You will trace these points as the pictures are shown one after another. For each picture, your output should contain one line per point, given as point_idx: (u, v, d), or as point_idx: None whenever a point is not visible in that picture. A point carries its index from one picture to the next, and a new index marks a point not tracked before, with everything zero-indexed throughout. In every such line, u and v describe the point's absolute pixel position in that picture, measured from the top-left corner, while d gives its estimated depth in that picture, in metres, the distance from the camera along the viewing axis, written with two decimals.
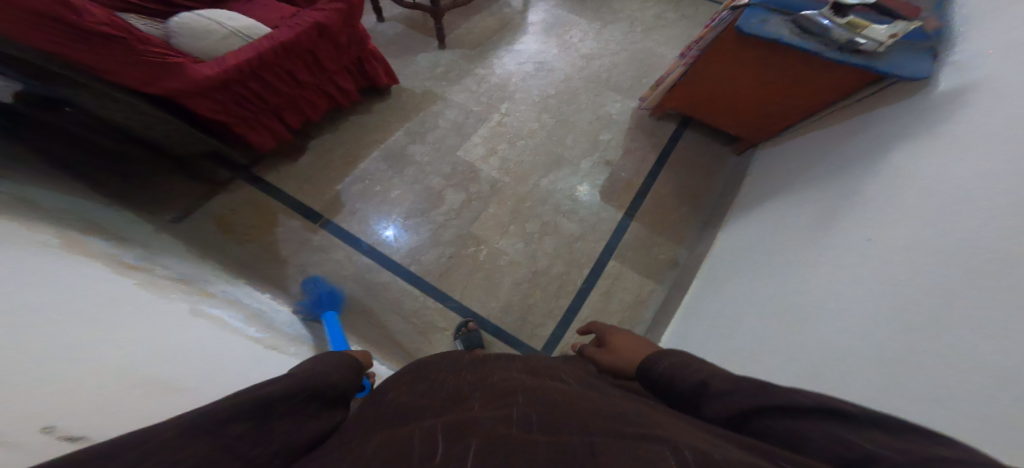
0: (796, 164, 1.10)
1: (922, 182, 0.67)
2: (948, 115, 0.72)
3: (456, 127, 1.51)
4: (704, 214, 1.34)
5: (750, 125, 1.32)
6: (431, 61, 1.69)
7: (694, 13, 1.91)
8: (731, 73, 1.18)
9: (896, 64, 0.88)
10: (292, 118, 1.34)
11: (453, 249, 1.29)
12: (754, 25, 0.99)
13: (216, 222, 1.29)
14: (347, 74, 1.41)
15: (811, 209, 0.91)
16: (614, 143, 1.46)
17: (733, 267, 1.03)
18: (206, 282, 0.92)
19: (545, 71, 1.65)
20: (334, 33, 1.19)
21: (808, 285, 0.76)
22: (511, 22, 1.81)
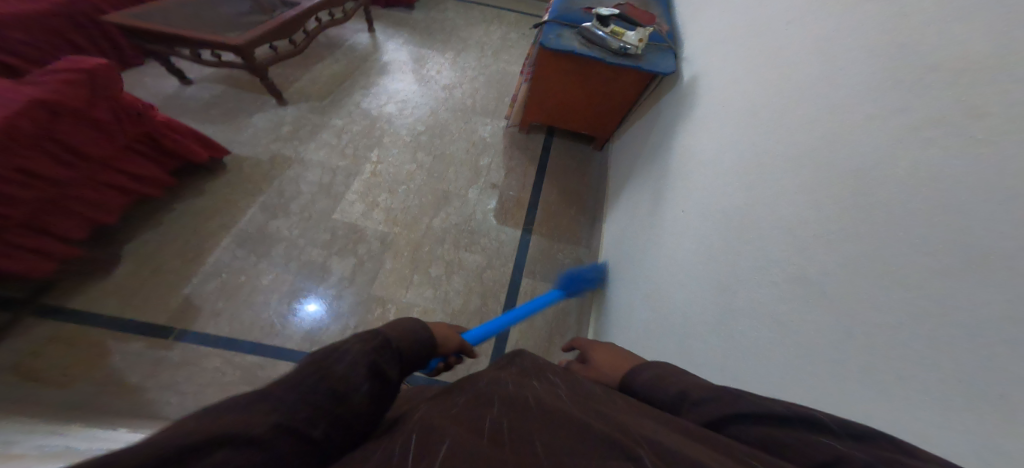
0: (636, 149, 1.23)
1: (715, 149, 0.77)
2: (715, 86, 0.85)
3: (325, 187, 1.38)
4: (591, 211, 1.43)
5: (585, 126, 1.47)
6: (273, 121, 1.52)
7: (531, 31, 2.08)
8: (552, 85, 1.30)
9: (656, 63, 1.08)
10: (78, 228, 1.05)
11: (356, 318, 1.15)
12: (552, 39, 1.10)
13: (13, 375, 0.93)
14: (136, 156, 1.17)
15: (656, 187, 1.01)
16: (495, 165, 1.49)
17: (620, 255, 1.11)
18: (5, 444, 0.63)
19: (409, 109, 1.62)
20: (80, 109, 0.96)
21: (669, 261, 0.84)
22: (362, 64, 1.74)
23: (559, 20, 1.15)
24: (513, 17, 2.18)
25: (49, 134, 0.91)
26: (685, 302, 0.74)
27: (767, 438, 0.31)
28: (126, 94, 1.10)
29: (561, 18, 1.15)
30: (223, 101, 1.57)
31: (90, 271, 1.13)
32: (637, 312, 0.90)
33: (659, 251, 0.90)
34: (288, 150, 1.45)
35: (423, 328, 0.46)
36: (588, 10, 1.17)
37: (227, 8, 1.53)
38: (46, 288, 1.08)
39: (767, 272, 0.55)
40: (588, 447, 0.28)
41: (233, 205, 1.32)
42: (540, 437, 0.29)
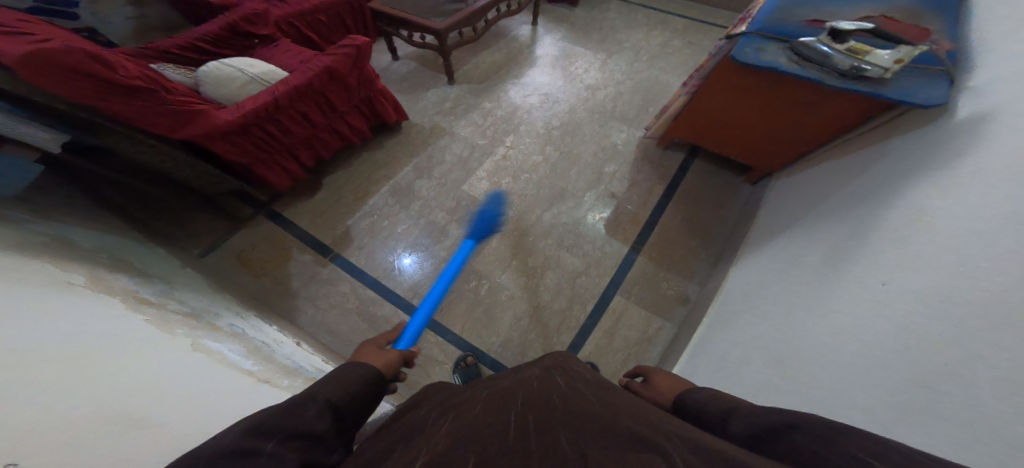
0: (811, 196, 1.05)
1: (941, 221, 0.63)
2: (973, 145, 0.68)
3: (462, 160, 1.54)
4: (716, 248, 1.27)
5: (754, 153, 1.28)
6: (440, 96, 1.75)
7: (700, 40, 1.90)
8: (729, 101, 1.16)
9: (909, 90, 0.84)
10: (306, 156, 1.47)
11: (455, 284, 1.29)
12: (752, 54, 0.97)
13: (235, 257, 1.38)
14: (358, 112, 1.53)
15: (823, 246, 0.86)
16: (619, 174, 1.44)
17: (741, 306, 0.97)
18: (214, 316, 0.99)
19: (550, 103, 1.66)
20: (344, 75, 1.34)
21: (814, 325, 0.72)
22: (518, 55, 1.85)
23: (768, 32, 1.00)
24: (680, 22, 2.01)
25: (321, 90, 1.32)
26: (823, 386, 0.62)
27: (809, 447, 0.39)
28: (371, 68, 1.45)
29: (770, 30, 1.00)
30: (407, 74, 1.88)
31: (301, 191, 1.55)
32: (749, 376, 0.78)
33: (803, 311, 0.77)
34: (441, 124, 1.66)
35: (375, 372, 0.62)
36: (810, 22, 0.98)
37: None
38: (276, 198, 1.53)
39: (972, 382, 0.45)
40: (614, 440, 0.40)
41: (391, 161, 1.60)
42: (567, 434, 0.42)
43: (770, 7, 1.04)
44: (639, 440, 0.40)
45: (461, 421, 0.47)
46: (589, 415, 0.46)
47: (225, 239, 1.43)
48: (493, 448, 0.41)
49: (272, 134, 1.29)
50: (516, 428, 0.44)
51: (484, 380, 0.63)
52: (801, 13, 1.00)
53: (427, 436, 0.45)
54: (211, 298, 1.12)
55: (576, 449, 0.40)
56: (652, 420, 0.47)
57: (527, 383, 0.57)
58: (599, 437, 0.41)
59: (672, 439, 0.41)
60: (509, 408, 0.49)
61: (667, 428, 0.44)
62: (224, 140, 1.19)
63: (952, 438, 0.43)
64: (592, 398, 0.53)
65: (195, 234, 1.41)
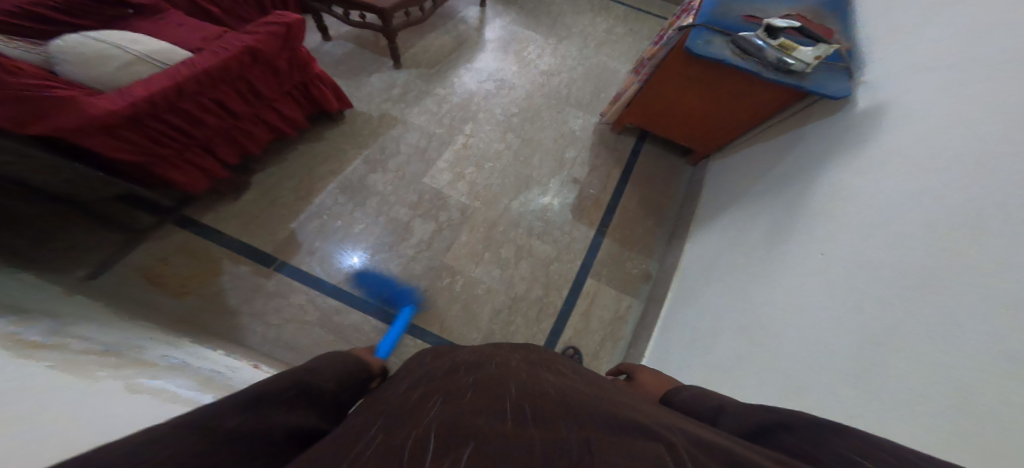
0: (747, 178, 1.19)
1: (857, 197, 0.76)
2: (873, 132, 0.82)
3: (420, 151, 1.45)
4: (669, 226, 1.38)
5: (695, 137, 1.41)
6: (387, 82, 1.62)
7: (640, 29, 2.00)
8: (675, 90, 1.25)
9: (823, 84, 0.97)
10: (227, 152, 1.26)
11: (427, 282, 1.23)
12: (699, 45, 1.05)
13: (143, 275, 1.15)
14: (290, 100, 1.35)
15: (765, 221, 0.99)
16: (579, 160, 1.48)
17: (702, 277, 1.07)
18: (141, 350, 0.81)
19: (505, 89, 1.63)
20: (269, 57, 1.16)
21: (771, 290, 0.82)
22: (467, 39, 1.77)
23: (711, 25, 1.08)
24: (622, 11, 2.09)
25: (240, 75, 1.13)
26: (785, 339, 0.72)
27: (797, 446, 0.35)
28: (302, 49, 1.27)
29: (713, 23, 1.08)
30: (346, 57, 1.70)
31: (227, 194, 1.34)
32: (719, 338, 0.87)
33: (758, 278, 0.88)
34: (391, 112, 1.54)
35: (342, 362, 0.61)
36: (748, 18, 1.10)
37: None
38: (189, 201, 1.30)
39: (898, 326, 0.55)
40: (622, 427, 0.34)
41: (338, 154, 1.45)
42: (571, 423, 0.35)
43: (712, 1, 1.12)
44: (647, 428, 0.34)
45: (444, 410, 0.39)
46: (585, 404, 0.40)
47: (121, 255, 1.17)
48: (481, 436, 0.33)
49: (178, 128, 1.07)
50: (517, 416, 0.38)
51: (470, 362, 0.56)
52: (738, 10, 1.12)
53: (408, 426, 0.36)
54: (119, 327, 0.91)
55: (580, 437, 0.33)
56: (650, 411, 0.41)
57: (518, 370, 0.51)
58: (598, 425, 0.35)
59: (680, 431, 0.35)
60: (503, 395, 0.42)
61: (648, 415, 0.39)
62: (115, 138, 0.95)
63: (891, 369, 0.53)
64: (602, 389, 0.51)
65: (78, 251, 1.14)
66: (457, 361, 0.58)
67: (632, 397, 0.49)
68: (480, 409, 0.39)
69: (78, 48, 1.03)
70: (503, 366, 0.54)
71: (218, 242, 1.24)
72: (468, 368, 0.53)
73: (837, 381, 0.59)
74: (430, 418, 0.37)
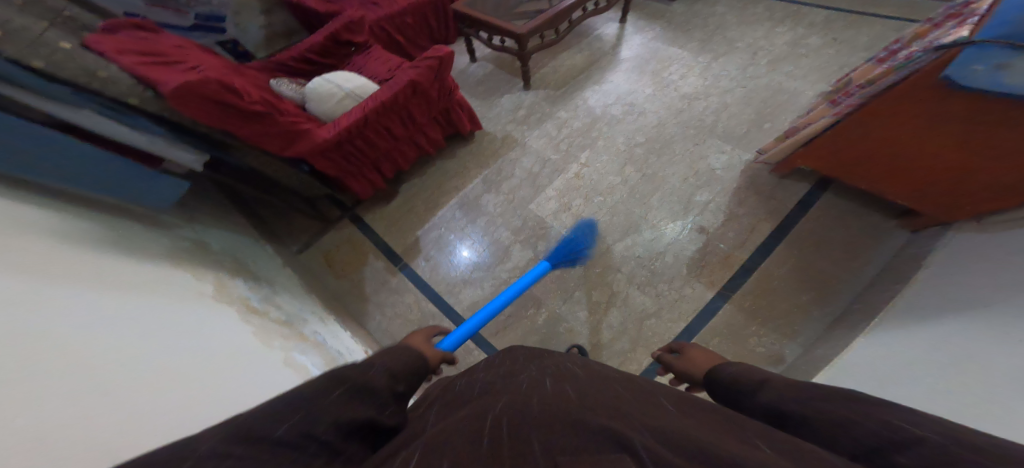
0: (988, 271, 0.76)
1: None
2: None
3: (532, 176, 1.46)
4: (833, 308, 1.01)
5: (915, 192, 1.00)
6: (515, 103, 1.67)
7: (850, 36, 1.51)
8: (892, 129, 0.91)
9: None
10: (388, 168, 1.55)
11: (511, 308, 1.21)
12: (980, 74, 0.69)
13: (323, 257, 1.52)
14: (436, 124, 1.55)
15: (1006, 339, 0.61)
16: (713, 206, 1.23)
17: (879, 351, 0.79)
18: (304, 324, 1.07)
19: (634, 114, 1.48)
20: (425, 88, 1.34)
21: (1009, 393, 0.54)
22: (602, 58, 1.67)
23: (1019, 41, 0.64)
24: (813, 17, 1.63)
25: (405, 105, 1.36)
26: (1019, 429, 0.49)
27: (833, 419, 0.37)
28: (450, 78, 1.44)
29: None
30: (486, 78, 1.83)
31: (381, 199, 1.64)
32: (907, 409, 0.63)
33: (983, 378, 0.59)
34: (513, 133, 1.59)
35: (413, 356, 0.64)
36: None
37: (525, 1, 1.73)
38: (359, 203, 1.64)
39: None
40: (586, 438, 0.35)
41: (463, 172, 1.58)
42: (539, 438, 0.36)
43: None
44: (615, 434, 0.34)
45: (435, 428, 0.42)
46: (565, 411, 0.41)
47: (316, 239, 1.57)
48: (455, 454, 0.35)
49: (360, 148, 1.38)
50: (494, 430, 0.39)
51: (483, 381, 0.60)
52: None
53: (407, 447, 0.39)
54: (301, 301, 1.22)
55: (550, 458, 0.33)
56: (636, 413, 0.41)
57: (517, 384, 0.53)
58: (565, 442, 0.35)
59: (661, 434, 0.34)
60: (483, 410, 0.44)
61: (642, 418, 0.38)
62: (321, 158, 1.30)
63: None
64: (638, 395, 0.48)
65: (295, 231, 1.59)
66: (499, 379, 0.58)
67: (622, 393, 0.48)
68: (477, 420, 0.42)
69: (317, 90, 1.38)
70: (530, 386, 0.52)
71: (368, 237, 1.54)
72: (480, 389, 0.56)
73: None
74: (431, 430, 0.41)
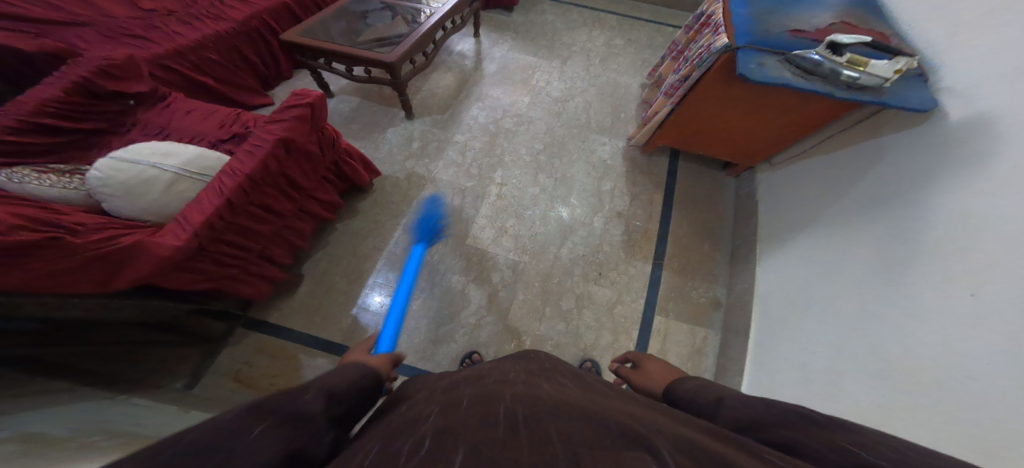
0: (813, 196, 1.09)
1: (991, 232, 0.63)
2: (987, 148, 0.69)
3: (456, 209, 1.42)
4: (725, 247, 1.34)
5: (736, 152, 1.32)
6: (404, 136, 1.56)
7: (637, 37, 1.88)
8: (717, 112, 1.17)
9: (903, 97, 0.83)
10: (281, 253, 1.23)
11: (495, 348, 1.21)
12: (754, 70, 0.92)
13: (233, 382, 1.17)
14: (327, 185, 1.32)
15: (857, 247, 0.88)
16: (618, 191, 1.44)
17: (783, 314, 1.00)
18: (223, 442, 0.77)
19: (524, 124, 1.57)
20: (302, 145, 1.08)
21: (884, 331, 0.73)
22: (470, 77, 1.69)
23: (758, 45, 0.97)
24: (615, 18, 1.97)
25: (280, 172, 1.07)
26: (901, 412, 0.64)
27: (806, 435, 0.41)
28: (328, 126, 1.20)
29: (760, 44, 0.96)
30: (353, 114, 1.63)
31: (283, 291, 1.35)
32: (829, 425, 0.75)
33: (859, 335, 0.78)
34: (417, 169, 1.49)
35: (365, 374, 0.62)
36: (792, 33, 0.98)
37: (373, 22, 1.51)
38: (250, 302, 1.32)
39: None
40: (598, 434, 0.41)
41: (377, 229, 1.43)
42: (555, 425, 0.43)
43: (745, 18, 1.02)
44: (633, 432, 0.41)
45: (447, 416, 0.48)
46: (581, 408, 0.47)
47: (206, 365, 1.20)
48: (470, 436, 0.42)
49: (234, 244, 1.03)
50: (508, 418, 0.46)
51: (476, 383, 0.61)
52: (779, 24, 1.00)
53: (411, 431, 0.47)
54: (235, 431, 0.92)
55: (564, 445, 0.39)
56: (648, 418, 0.47)
57: (513, 386, 0.57)
58: (582, 431, 0.41)
59: (660, 430, 0.42)
60: (497, 401, 0.50)
61: (640, 420, 0.45)
62: (182, 271, 0.93)
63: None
64: (641, 411, 0.50)
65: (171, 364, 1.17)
66: (498, 379, 0.62)
67: (636, 405, 0.54)
68: (488, 413, 0.47)
69: (118, 177, 0.89)
70: (543, 392, 0.54)
71: (292, 338, 1.26)
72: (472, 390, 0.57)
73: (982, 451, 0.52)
74: (426, 426, 0.46)
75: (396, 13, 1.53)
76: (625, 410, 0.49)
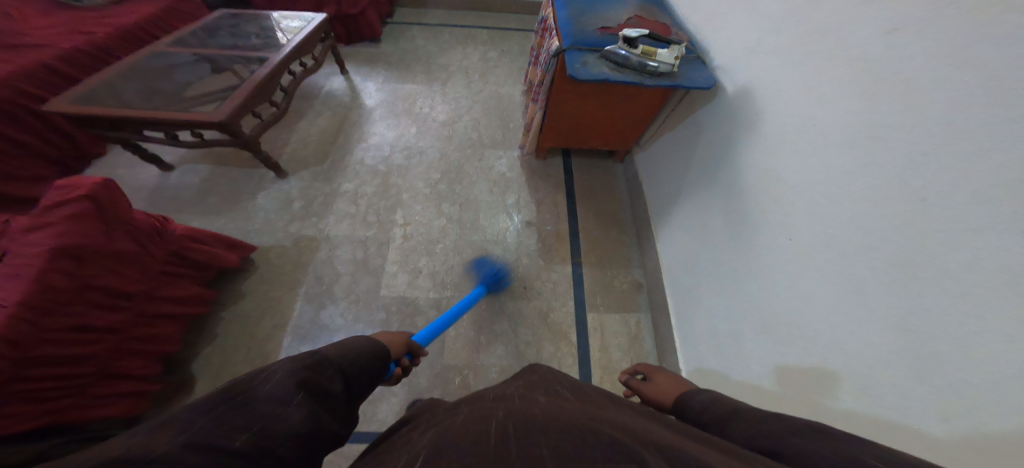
0: (671, 168, 1.21)
1: (789, 183, 0.76)
2: (764, 114, 0.84)
3: (361, 262, 1.31)
4: (631, 229, 1.41)
5: (611, 140, 1.39)
6: (283, 198, 1.42)
7: (511, 46, 2.00)
8: (577, 110, 1.23)
9: (692, 77, 0.97)
10: (139, 364, 0.98)
11: (439, 393, 1.10)
12: (579, 70, 0.97)
13: None
14: (175, 278, 1.09)
15: (715, 207, 0.99)
16: (523, 201, 1.45)
17: (694, 289, 1.05)
18: None
19: (415, 156, 1.53)
20: (103, 242, 0.87)
21: (757, 286, 0.83)
22: (350, 115, 1.65)
23: (580, 46, 1.03)
24: (485, 33, 2.08)
25: (84, 282, 0.84)
26: (807, 372, 0.70)
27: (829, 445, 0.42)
28: (137, 214, 0.99)
29: (580, 44, 1.02)
30: (217, 184, 1.44)
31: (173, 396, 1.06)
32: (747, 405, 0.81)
33: (744, 286, 0.87)
34: (306, 230, 1.36)
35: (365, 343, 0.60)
36: (602, 30, 1.06)
37: (183, 77, 1.32)
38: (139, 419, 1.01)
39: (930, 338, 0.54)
40: (594, 451, 0.36)
41: (273, 306, 1.23)
42: (550, 445, 0.38)
43: (566, 21, 1.08)
44: (625, 449, 0.36)
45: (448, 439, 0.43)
46: (575, 422, 0.42)
47: None
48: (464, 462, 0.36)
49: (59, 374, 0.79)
50: (501, 440, 0.40)
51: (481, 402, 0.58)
52: (592, 23, 1.08)
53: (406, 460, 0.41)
54: None
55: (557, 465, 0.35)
56: (643, 429, 0.44)
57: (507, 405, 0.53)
58: (580, 452, 0.36)
59: (646, 441, 0.39)
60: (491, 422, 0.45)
61: (639, 433, 0.42)
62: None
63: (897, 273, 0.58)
64: (642, 426, 0.47)
65: None
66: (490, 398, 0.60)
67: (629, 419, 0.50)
68: (494, 434, 0.42)
69: None
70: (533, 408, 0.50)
71: None
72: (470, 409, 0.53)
73: (872, 418, 0.59)
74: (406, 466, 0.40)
75: (215, 65, 1.35)
76: (630, 426, 0.45)
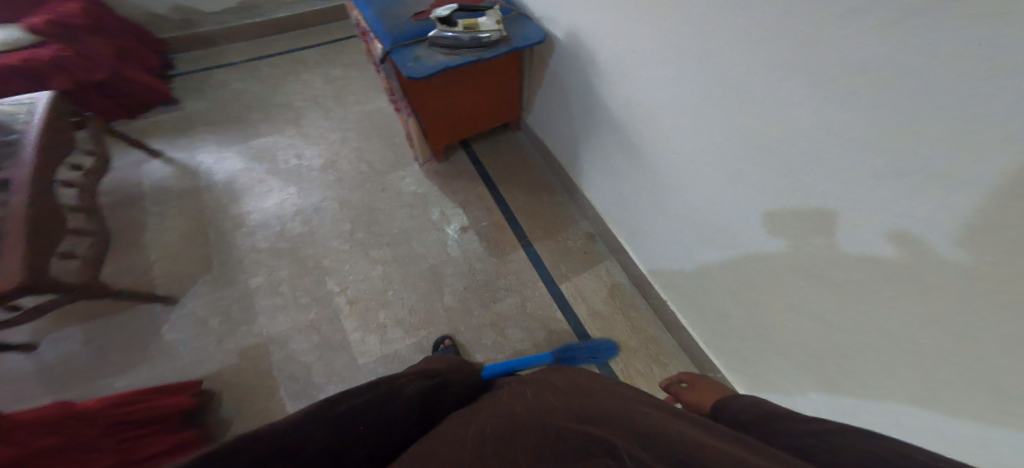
0: (559, 118, 1.24)
1: (649, 108, 0.86)
2: (603, 54, 0.92)
3: (321, 345, 1.17)
4: (559, 187, 1.44)
5: (496, 116, 1.39)
6: (194, 325, 1.20)
7: (351, 58, 1.88)
8: (442, 104, 1.20)
9: (523, 36, 1.03)
10: None
11: None
12: (416, 67, 0.94)
13: None
14: (140, 440, 0.85)
15: (608, 146, 1.08)
16: (448, 210, 1.40)
17: (626, 216, 1.15)
18: None
19: (313, 214, 1.40)
20: (22, 451, 0.62)
21: (671, 201, 0.94)
22: (218, 199, 1.43)
23: (404, 42, 0.99)
24: (316, 53, 1.92)
25: None
26: (752, 262, 0.80)
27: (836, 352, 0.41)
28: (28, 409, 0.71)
29: (402, 39, 0.99)
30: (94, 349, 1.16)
31: None
32: (715, 298, 0.94)
33: (661, 206, 0.98)
34: (245, 342, 1.17)
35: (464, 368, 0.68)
36: (415, 17, 1.04)
37: None
38: None
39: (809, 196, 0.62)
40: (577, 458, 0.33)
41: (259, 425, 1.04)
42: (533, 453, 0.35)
43: (376, 21, 1.03)
44: (596, 439, 0.34)
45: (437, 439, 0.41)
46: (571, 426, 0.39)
47: None
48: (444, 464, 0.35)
49: None
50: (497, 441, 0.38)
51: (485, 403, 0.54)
52: (404, 13, 1.05)
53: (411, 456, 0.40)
54: None
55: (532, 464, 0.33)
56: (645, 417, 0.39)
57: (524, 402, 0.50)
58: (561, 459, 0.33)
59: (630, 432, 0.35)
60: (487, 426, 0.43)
61: (636, 424, 0.37)
62: None
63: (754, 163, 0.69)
64: (657, 416, 0.41)
65: None
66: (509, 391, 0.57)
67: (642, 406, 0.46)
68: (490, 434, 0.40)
69: None
70: (536, 408, 0.47)
71: None
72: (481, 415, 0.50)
73: (811, 278, 0.68)
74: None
75: None
76: (640, 415, 0.40)
